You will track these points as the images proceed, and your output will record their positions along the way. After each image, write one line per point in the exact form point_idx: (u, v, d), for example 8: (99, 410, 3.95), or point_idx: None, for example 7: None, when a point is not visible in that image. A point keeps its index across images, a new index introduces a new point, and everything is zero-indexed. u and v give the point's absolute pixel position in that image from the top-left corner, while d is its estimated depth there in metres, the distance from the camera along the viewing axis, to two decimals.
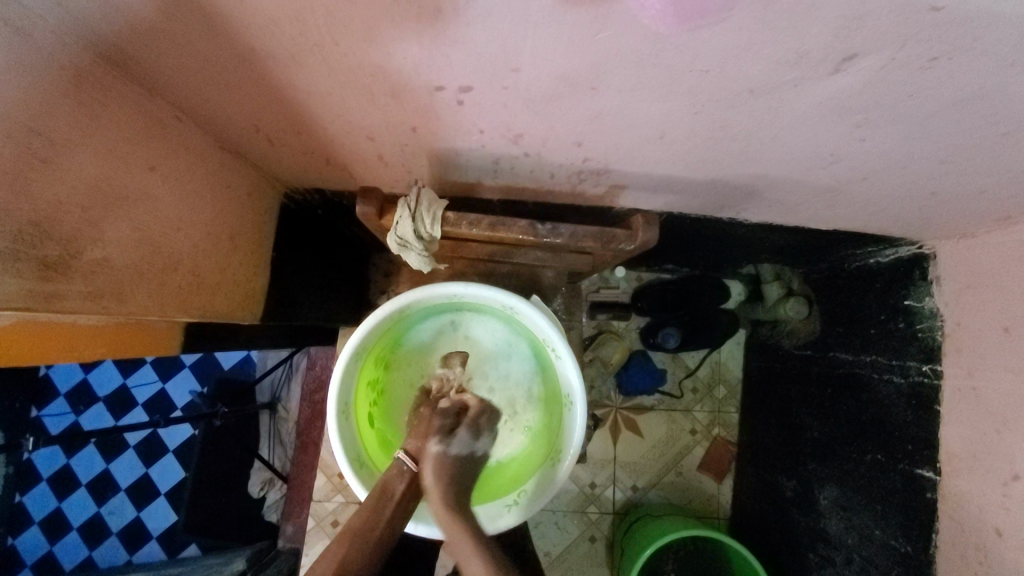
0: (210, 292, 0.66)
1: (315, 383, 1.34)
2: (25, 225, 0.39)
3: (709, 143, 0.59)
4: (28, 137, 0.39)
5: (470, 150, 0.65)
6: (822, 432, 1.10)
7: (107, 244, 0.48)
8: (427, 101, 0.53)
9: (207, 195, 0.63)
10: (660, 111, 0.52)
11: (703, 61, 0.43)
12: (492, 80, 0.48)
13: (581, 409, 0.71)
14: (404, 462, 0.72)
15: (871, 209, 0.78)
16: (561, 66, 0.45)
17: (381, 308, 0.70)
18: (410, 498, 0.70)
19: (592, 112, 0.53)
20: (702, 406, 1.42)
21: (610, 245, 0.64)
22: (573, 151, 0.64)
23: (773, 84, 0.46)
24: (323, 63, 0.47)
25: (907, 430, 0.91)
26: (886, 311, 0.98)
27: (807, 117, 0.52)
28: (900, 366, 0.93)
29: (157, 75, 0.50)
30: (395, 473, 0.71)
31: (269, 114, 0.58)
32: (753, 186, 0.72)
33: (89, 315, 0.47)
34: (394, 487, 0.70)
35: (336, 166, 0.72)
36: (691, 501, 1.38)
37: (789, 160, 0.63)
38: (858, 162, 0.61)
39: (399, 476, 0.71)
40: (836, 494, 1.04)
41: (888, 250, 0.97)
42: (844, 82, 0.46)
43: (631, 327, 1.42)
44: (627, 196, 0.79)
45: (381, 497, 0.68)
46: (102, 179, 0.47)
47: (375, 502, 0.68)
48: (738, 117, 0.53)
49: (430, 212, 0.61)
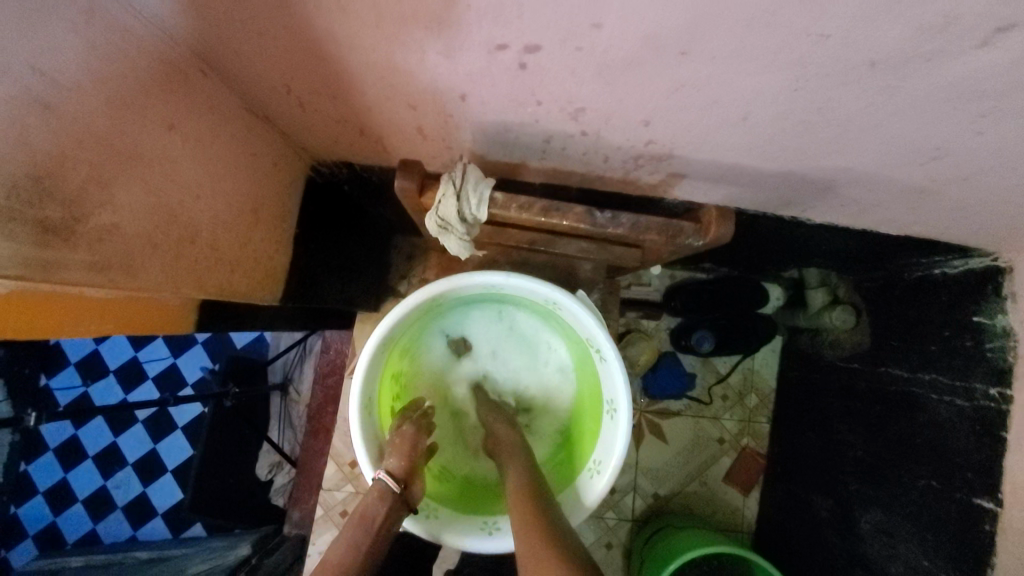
0: (229, 269, 0.60)
1: (328, 367, 1.29)
2: (22, 179, 0.33)
3: (796, 128, 0.52)
4: (29, 77, 0.33)
5: (521, 125, 0.58)
6: (866, 451, 1.02)
7: (117, 209, 0.42)
8: (485, 62, 0.46)
9: (230, 162, 0.57)
10: (753, 87, 0.45)
11: (825, 23, 0.36)
12: (566, 39, 0.41)
13: (625, 418, 0.64)
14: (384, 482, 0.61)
15: (955, 215, 0.70)
16: (652, 22, 0.38)
17: (413, 296, 0.64)
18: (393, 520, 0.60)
19: (672, 84, 0.46)
20: (731, 414, 1.35)
21: (675, 239, 0.57)
22: (637, 132, 0.57)
23: (901, 58, 0.39)
24: (372, 11, 0.40)
25: (968, 457, 0.83)
26: (950, 327, 0.90)
27: (924, 101, 0.45)
28: (965, 388, 0.86)
29: (181, 17, 0.44)
30: (375, 495, 0.60)
31: (304, 72, 0.51)
32: (829, 181, 0.65)
33: (94, 288, 0.42)
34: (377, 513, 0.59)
35: (369, 137, 0.66)
36: (713, 513, 1.32)
37: (883, 153, 0.55)
38: (964, 159, 0.54)
39: (379, 499, 0.60)
40: (880, 518, 0.97)
41: (956, 261, 0.89)
42: (988, 59, 0.38)
43: (661, 327, 1.34)
44: (684, 186, 0.71)
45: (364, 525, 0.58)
46: (115, 133, 0.41)
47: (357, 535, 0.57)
48: (843, 97, 0.46)
49: (476, 192, 0.55)
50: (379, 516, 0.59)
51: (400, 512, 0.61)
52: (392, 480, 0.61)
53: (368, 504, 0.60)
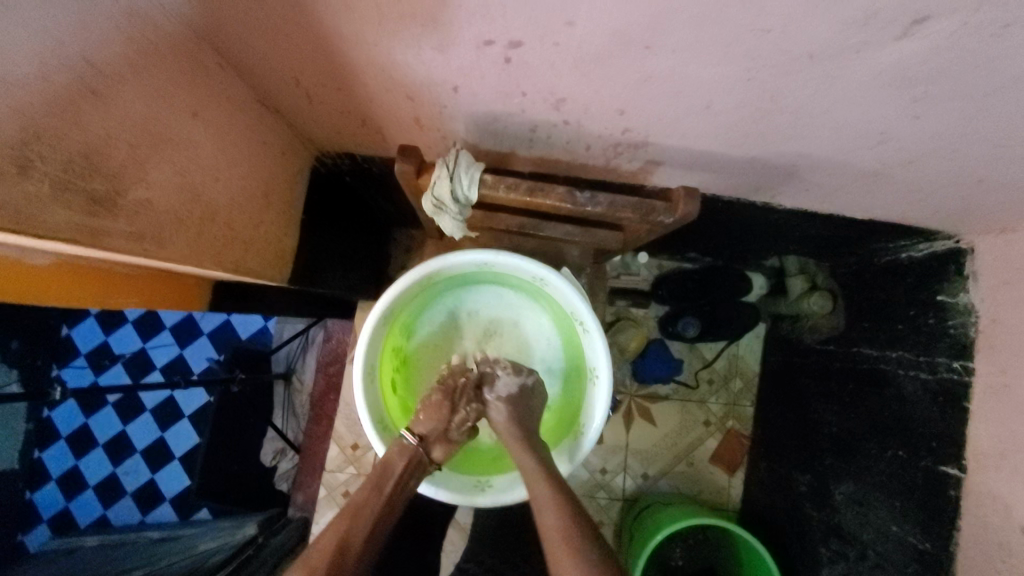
0: (242, 248, 0.66)
1: (330, 355, 1.35)
2: (75, 156, 0.39)
3: (755, 115, 0.58)
4: (82, 68, 0.39)
5: (509, 116, 0.64)
6: (840, 427, 1.08)
7: (150, 186, 0.48)
8: (474, 57, 0.52)
9: (245, 149, 0.63)
10: (712, 77, 0.51)
11: (766, 19, 0.42)
12: (544, 35, 0.47)
13: (606, 384, 0.70)
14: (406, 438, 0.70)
15: (914, 197, 0.76)
16: (618, 19, 0.44)
17: (409, 274, 0.69)
18: (411, 475, 0.68)
19: (640, 75, 0.52)
20: (717, 398, 1.41)
21: (648, 216, 0.63)
22: (614, 120, 0.63)
23: (835, 49, 0.46)
24: (375, 10, 0.46)
25: (933, 428, 0.89)
26: (915, 306, 0.96)
27: (862, 88, 0.51)
28: (928, 363, 0.92)
29: (205, 16, 0.50)
30: (398, 448, 0.69)
31: (313, 67, 0.57)
32: (794, 166, 0.71)
33: (130, 255, 0.47)
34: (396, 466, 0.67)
35: (371, 128, 0.72)
36: (701, 492, 1.37)
37: (836, 137, 0.61)
38: (909, 142, 0.60)
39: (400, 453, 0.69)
40: (852, 490, 1.03)
41: (922, 245, 0.95)
42: (909, 49, 0.44)
43: (650, 315, 1.40)
44: (661, 173, 0.77)
45: (384, 473, 0.66)
46: (149, 119, 0.47)
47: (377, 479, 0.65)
48: (792, 86, 0.52)
49: (468, 173, 0.61)
50: (398, 467, 0.67)
51: (417, 467, 0.69)
52: (411, 436, 0.70)
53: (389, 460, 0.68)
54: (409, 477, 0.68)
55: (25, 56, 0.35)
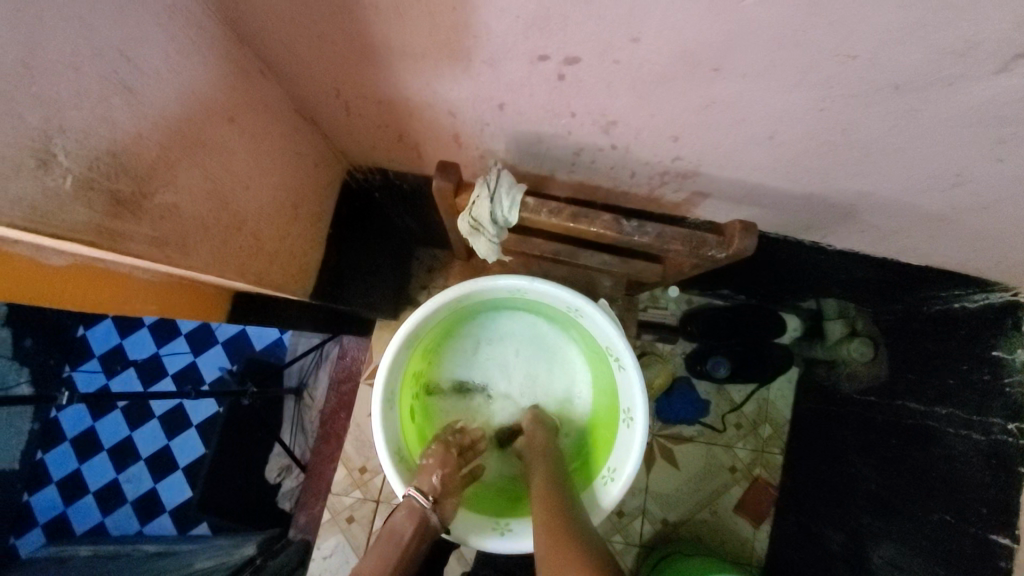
0: (267, 259, 0.64)
1: (344, 373, 1.30)
2: (103, 153, 0.36)
3: (820, 149, 0.54)
4: (116, 61, 0.37)
5: (554, 137, 0.61)
6: (880, 485, 1.00)
7: (178, 190, 0.45)
8: (527, 73, 0.49)
9: (277, 158, 0.61)
10: (780, 106, 0.48)
11: (852, 43, 0.39)
12: (604, 51, 0.44)
13: (641, 428, 0.65)
14: (416, 499, 0.65)
15: (979, 245, 0.71)
16: (689, 38, 0.41)
17: (439, 296, 0.66)
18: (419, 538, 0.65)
19: (702, 100, 0.49)
20: (745, 443, 1.31)
21: (699, 250, 0.59)
22: (665, 147, 0.59)
23: (926, 80, 0.42)
24: (428, 18, 0.44)
25: (982, 491, 0.83)
26: (969, 360, 0.89)
27: (945, 125, 0.47)
28: (982, 422, 0.85)
29: (246, 16, 0.48)
30: (405, 513, 0.65)
31: (353, 76, 0.55)
32: (852, 206, 0.67)
33: (150, 262, 0.44)
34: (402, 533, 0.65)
35: (406, 143, 0.69)
36: (724, 544, 1.27)
37: (905, 177, 0.57)
38: (988, 187, 0.55)
39: (408, 516, 0.65)
40: (893, 553, 0.96)
41: (977, 295, 0.89)
42: (1007, 85, 0.41)
43: (677, 351, 1.32)
44: (707, 206, 0.73)
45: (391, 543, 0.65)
46: (183, 120, 0.44)
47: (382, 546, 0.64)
48: (869, 118, 0.48)
49: (509, 195, 0.58)
50: (406, 533, 0.65)
51: (427, 529, 0.65)
52: (420, 497, 0.64)
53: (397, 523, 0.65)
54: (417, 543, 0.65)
55: (58, 43, 0.32)
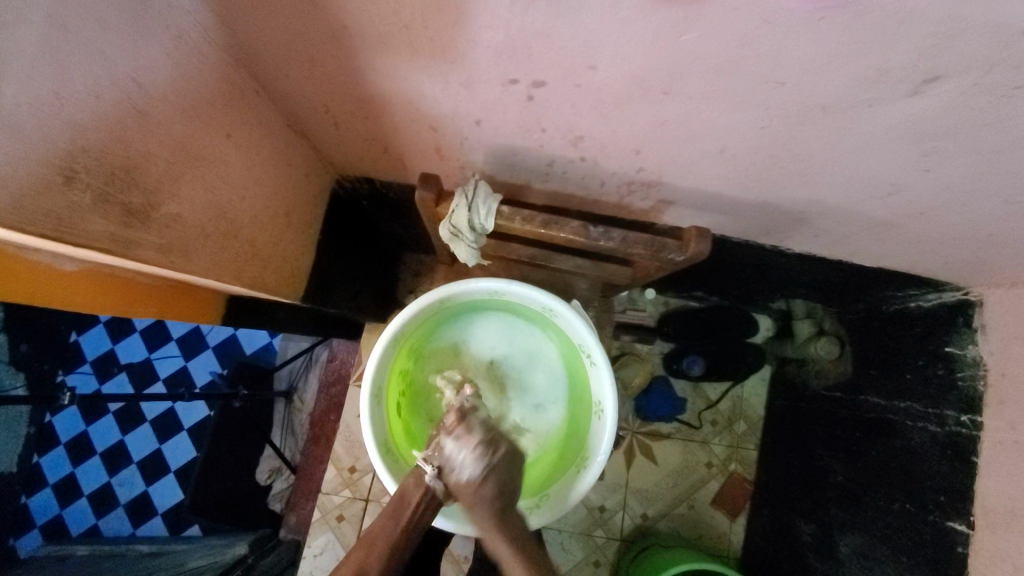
0: (262, 265, 0.68)
1: (333, 376, 1.34)
2: (117, 170, 0.41)
3: (768, 161, 0.60)
4: (130, 88, 0.41)
5: (527, 150, 0.66)
6: (847, 476, 1.06)
7: (181, 201, 0.49)
8: (500, 93, 0.54)
9: (270, 170, 0.65)
10: (728, 124, 0.53)
11: (781, 72, 0.45)
12: (567, 76, 0.49)
13: (611, 418, 0.70)
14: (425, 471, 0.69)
15: (923, 248, 0.77)
16: (640, 66, 0.46)
17: (422, 297, 0.71)
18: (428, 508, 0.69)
19: (658, 118, 0.54)
20: (720, 440, 1.36)
21: (660, 253, 0.64)
22: (629, 159, 0.65)
23: (848, 103, 0.48)
24: (408, 46, 0.49)
25: (938, 481, 0.89)
26: (925, 356, 0.95)
27: (872, 141, 0.53)
28: (937, 415, 0.91)
29: (243, 42, 0.52)
30: (415, 481, 0.69)
31: (342, 95, 0.60)
32: (804, 212, 0.73)
33: (156, 266, 0.49)
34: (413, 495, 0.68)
35: (392, 155, 0.74)
36: (701, 537, 1.31)
37: (846, 186, 0.63)
38: (921, 194, 0.61)
39: (418, 485, 0.69)
40: (859, 542, 1.02)
41: (931, 296, 0.95)
42: (917, 107, 0.46)
43: (655, 352, 1.38)
44: (673, 212, 0.79)
45: (400, 505, 0.69)
46: (187, 139, 0.49)
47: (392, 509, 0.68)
48: (805, 135, 0.54)
49: (485, 204, 0.63)
50: (414, 499, 0.68)
51: (434, 500, 0.69)
52: (428, 469, 0.69)
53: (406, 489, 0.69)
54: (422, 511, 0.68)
55: (82, 74, 0.37)
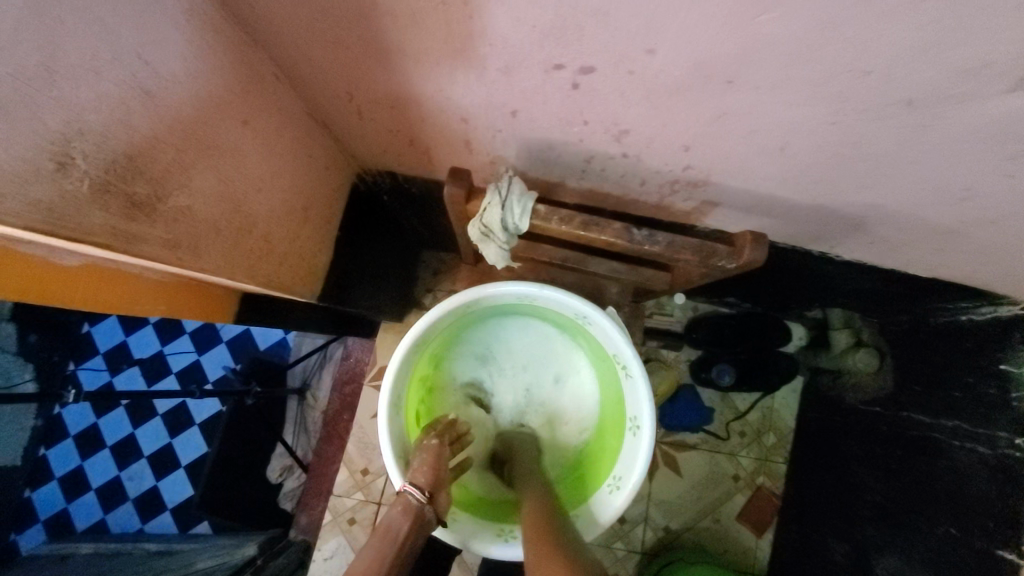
0: (277, 262, 0.64)
1: (347, 375, 1.30)
2: (120, 156, 0.37)
3: (833, 161, 0.54)
4: (136, 66, 0.37)
5: (565, 144, 0.61)
6: (885, 496, 1.00)
7: (191, 192, 0.45)
8: (541, 81, 0.49)
9: (289, 161, 0.61)
10: (795, 118, 0.48)
11: (869, 59, 0.39)
12: (619, 62, 0.44)
13: (647, 437, 0.65)
14: (411, 494, 0.61)
15: (989, 260, 0.71)
16: (704, 51, 0.41)
17: (448, 299, 0.66)
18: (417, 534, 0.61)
19: (715, 111, 0.49)
20: (748, 452, 1.30)
21: (708, 260, 0.59)
22: (676, 156, 0.59)
23: (942, 96, 0.42)
24: (443, 26, 0.44)
25: (989, 504, 0.83)
26: (973, 372, 0.89)
27: (959, 141, 0.47)
28: (988, 436, 0.85)
29: (262, 20, 0.48)
30: (401, 507, 0.61)
31: (368, 81, 0.55)
32: (861, 218, 0.67)
33: (162, 263, 0.44)
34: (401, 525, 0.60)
35: (417, 148, 0.70)
36: (726, 553, 1.25)
37: (916, 190, 0.57)
38: (1003, 202, 0.55)
39: (405, 512, 0.61)
40: (895, 565, 0.96)
41: (985, 308, 0.88)
42: (1023, 103, 0.41)
43: (682, 358, 1.31)
44: (717, 215, 0.73)
45: (387, 537, 0.59)
46: (199, 124, 0.44)
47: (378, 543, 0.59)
48: (881, 132, 0.48)
49: (520, 203, 0.58)
50: (403, 529, 0.60)
51: (424, 524, 0.61)
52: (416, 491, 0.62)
53: (392, 518, 0.61)
54: (414, 536, 0.61)
55: (80, 51, 0.33)
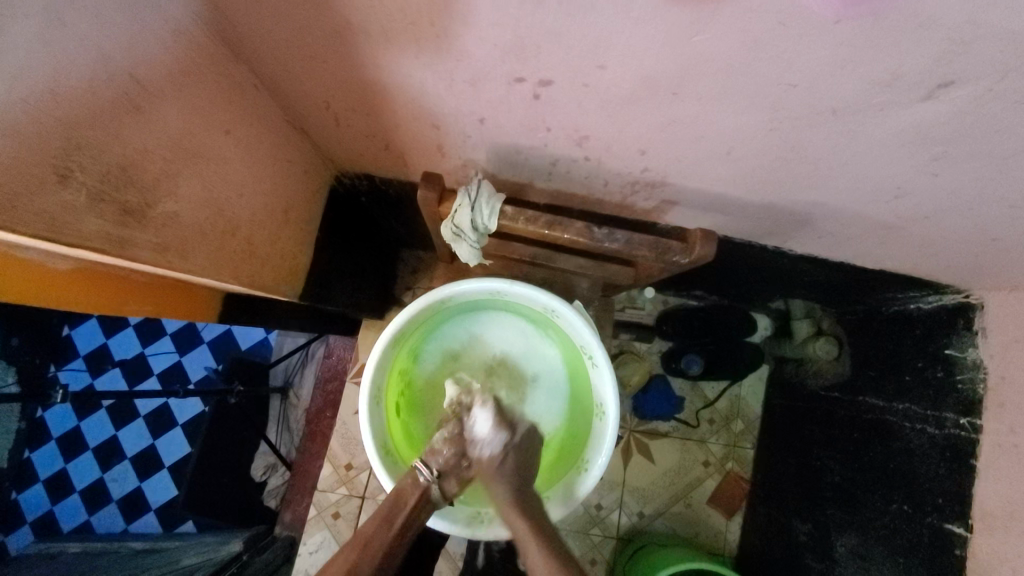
0: (260, 263, 0.67)
1: (329, 372, 1.33)
2: (113, 167, 0.40)
3: (775, 163, 0.59)
4: (127, 83, 0.40)
5: (531, 149, 0.65)
6: (844, 477, 1.06)
7: (178, 199, 0.48)
8: (505, 91, 0.53)
9: (270, 166, 0.64)
10: (737, 125, 0.53)
11: (793, 74, 0.44)
12: (575, 76, 0.48)
13: (613, 421, 0.70)
14: (422, 472, 0.69)
15: (927, 252, 0.77)
16: (650, 66, 0.45)
17: (423, 296, 0.69)
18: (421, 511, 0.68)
19: (665, 119, 0.54)
20: (717, 438, 1.36)
21: (664, 256, 0.64)
22: (634, 160, 0.64)
23: (860, 106, 0.47)
24: (413, 43, 0.48)
25: (941, 483, 0.88)
26: (924, 358, 0.95)
27: (880, 145, 0.52)
28: (936, 417, 0.90)
29: (243, 36, 0.51)
30: (412, 482, 0.69)
31: (342, 91, 0.59)
32: (808, 214, 0.72)
33: (152, 266, 0.47)
34: (409, 497, 0.67)
35: (393, 152, 0.73)
36: (697, 535, 1.31)
37: (853, 189, 0.62)
38: (929, 198, 0.60)
39: (414, 487, 0.68)
40: (854, 542, 1.01)
41: (931, 296, 0.95)
42: (930, 111, 0.46)
43: (654, 350, 1.36)
44: (676, 213, 0.78)
45: (396, 508, 0.66)
46: (185, 135, 0.47)
47: (387, 509, 0.66)
48: (814, 138, 0.53)
49: (489, 204, 0.62)
50: (410, 501, 0.67)
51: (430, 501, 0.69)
52: (426, 471, 0.69)
53: (403, 489, 0.68)
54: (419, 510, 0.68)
55: (77, 71, 0.36)
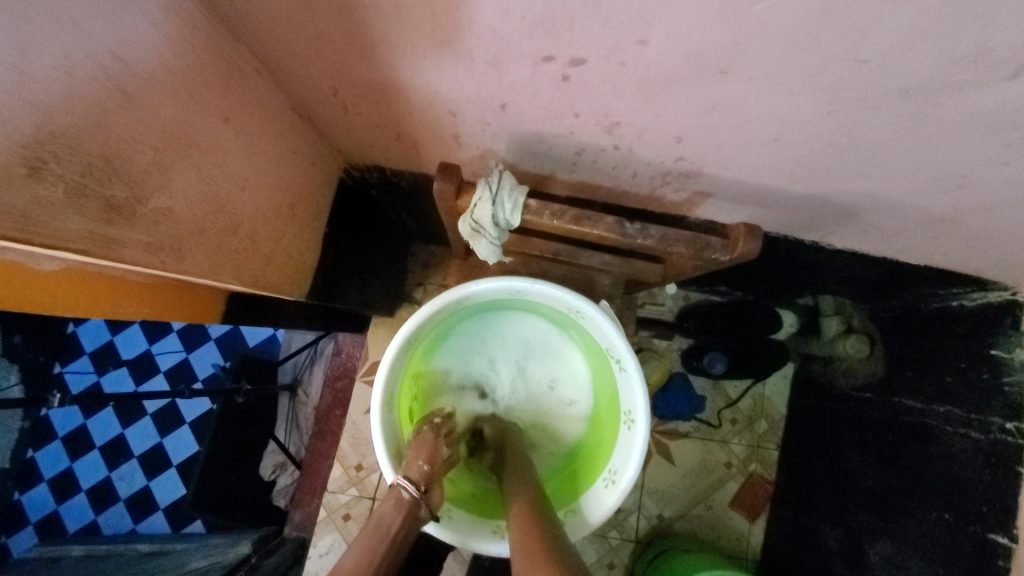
0: (264, 261, 0.63)
1: (338, 370, 1.27)
2: (97, 159, 0.35)
3: (827, 151, 0.54)
4: (109, 63, 0.35)
5: (556, 137, 0.60)
6: (877, 481, 1.01)
7: (173, 193, 0.44)
8: (531, 73, 0.48)
9: (274, 156, 0.59)
10: (790, 109, 0.47)
11: (864, 49, 0.38)
12: (610, 54, 0.43)
13: (643, 430, 0.65)
14: (405, 488, 0.59)
15: (981, 247, 0.71)
16: (698, 40, 0.40)
17: (437, 296, 0.65)
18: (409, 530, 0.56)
19: (708, 102, 0.48)
20: (740, 439, 1.29)
21: (702, 252, 0.59)
22: (669, 148, 0.59)
23: (936, 86, 0.41)
24: (430, 18, 0.43)
25: (983, 490, 0.86)
26: (968, 359, 0.90)
27: (952, 130, 0.47)
28: (980, 422, 0.88)
29: (241, 12, 0.46)
30: (393, 503, 0.57)
31: (351, 75, 0.54)
32: (854, 207, 0.67)
33: (145, 268, 0.43)
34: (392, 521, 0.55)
35: (405, 142, 0.68)
36: (719, 539, 1.25)
37: (910, 179, 0.57)
38: (995, 190, 0.55)
39: (396, 509, 0.56)
40: (891, 550, 0.97)
41: (975, 294, 0.89)
42: (1019, 90, 0.40)
43: (674, 347, 1.31)
44: (708, 206, 0.73)
45: (376, 535, 0.53)
46: (178, 123, 0.43)
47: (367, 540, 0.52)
48: (876, 122, 0.47)
49: (511, 197, 0.58)
50: (394, 525, 0.54)
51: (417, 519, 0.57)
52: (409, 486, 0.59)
53: (381, 514, 0.56)
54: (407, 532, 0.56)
55: (49, 50, 0.31)
